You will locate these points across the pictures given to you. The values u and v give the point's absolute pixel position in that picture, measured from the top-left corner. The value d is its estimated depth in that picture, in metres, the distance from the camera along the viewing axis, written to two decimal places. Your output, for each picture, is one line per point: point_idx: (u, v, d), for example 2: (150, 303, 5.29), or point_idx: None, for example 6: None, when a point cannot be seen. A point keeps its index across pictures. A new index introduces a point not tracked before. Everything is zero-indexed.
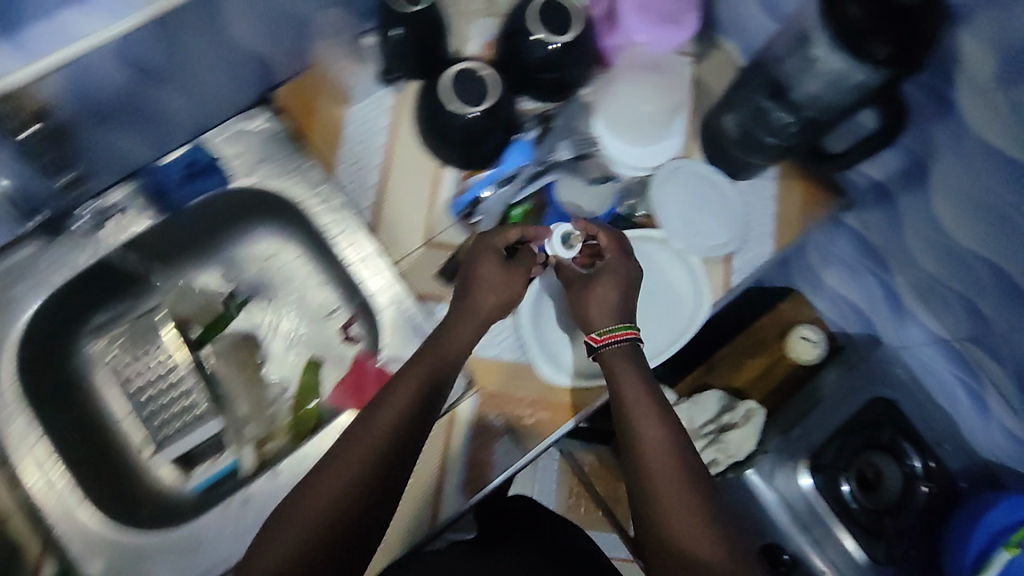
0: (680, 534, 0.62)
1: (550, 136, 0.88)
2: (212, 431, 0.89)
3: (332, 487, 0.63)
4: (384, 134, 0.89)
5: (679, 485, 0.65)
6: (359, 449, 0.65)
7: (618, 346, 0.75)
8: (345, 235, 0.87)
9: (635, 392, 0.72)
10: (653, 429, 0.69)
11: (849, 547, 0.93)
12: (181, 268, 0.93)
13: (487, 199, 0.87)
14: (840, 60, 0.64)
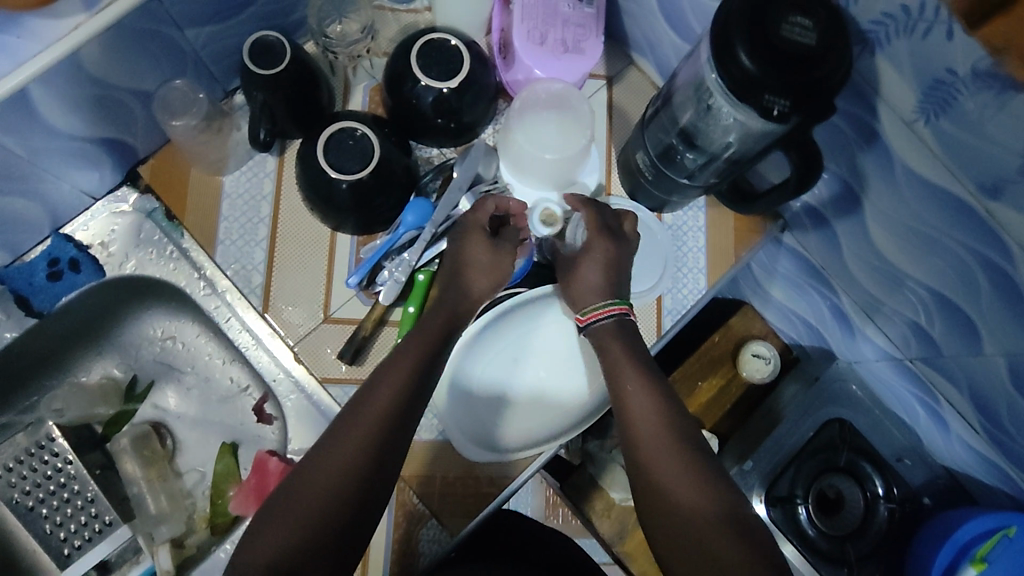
0: (695, 529, 0.54)
1: (453, 188, 0.76)
2: (123, 538, 0.75)
3: (317, 484, 0.53)
4: (269, 202, 0.75)
5: (692, 477, 0.57)
6: (319, 476, 0.54)
7: (608, 321, 0.67)
8: (236, 320, 0.76)
9: (634, 372, 0.63)
10: (653, 401, 0.61)
11: (792, 555, 0.95)
12: (69, 364, 0.82)
13: (387, 269, 0.73)
14: (744, 113, 0.57)
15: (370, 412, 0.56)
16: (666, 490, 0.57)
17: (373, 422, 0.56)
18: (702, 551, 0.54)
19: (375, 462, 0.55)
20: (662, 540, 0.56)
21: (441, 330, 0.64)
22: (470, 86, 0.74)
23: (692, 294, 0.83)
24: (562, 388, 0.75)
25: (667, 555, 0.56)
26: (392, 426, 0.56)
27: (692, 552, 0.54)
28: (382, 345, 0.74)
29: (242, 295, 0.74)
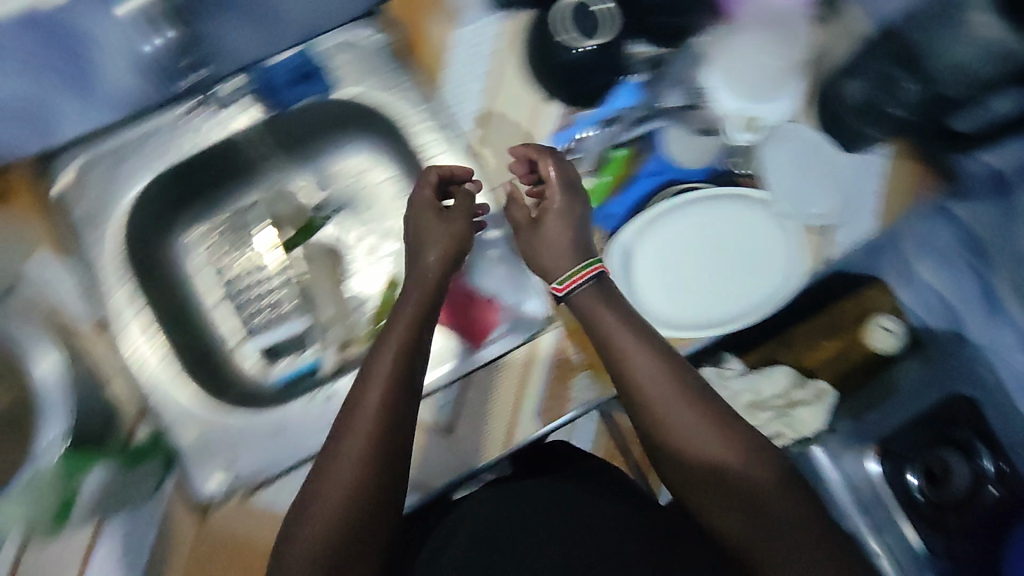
0: (716, 459, 0.62)
1: (660, 79, 0.80)
2: (297, 329, 0.85)
3: (340, 476, 0.59)
4: (491, 61, 0.78)
5: (701, 419, 0.63)
6: (326, 498, 0.59)
7: (586, 286, 0.70)
8: (439, 158, 0.83)
9: (622, 331, 0.67)
10: (661, 380, 0.65)
11: (909, 536, 1.00)
12: (274, 173, 0.88)
13: (590, 138, 0.80)
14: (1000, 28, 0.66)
15: (364, 413, 0.62)
16: (678, 442, 0.64)
17: (372, 410, 0.62)
18: (717, 476, 0.62)
19: (387, 428, 0.61)
20: (680, 481, 0.64)
21: (434, 298, 0.70)
22: None
23: (859, 237, 0.81)
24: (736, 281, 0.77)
25: (688, 493, 0.64)
26: (394, 408, 0.62)
27: (713, 489, 0.62)
28: None
29: (449, 137, 0.82)
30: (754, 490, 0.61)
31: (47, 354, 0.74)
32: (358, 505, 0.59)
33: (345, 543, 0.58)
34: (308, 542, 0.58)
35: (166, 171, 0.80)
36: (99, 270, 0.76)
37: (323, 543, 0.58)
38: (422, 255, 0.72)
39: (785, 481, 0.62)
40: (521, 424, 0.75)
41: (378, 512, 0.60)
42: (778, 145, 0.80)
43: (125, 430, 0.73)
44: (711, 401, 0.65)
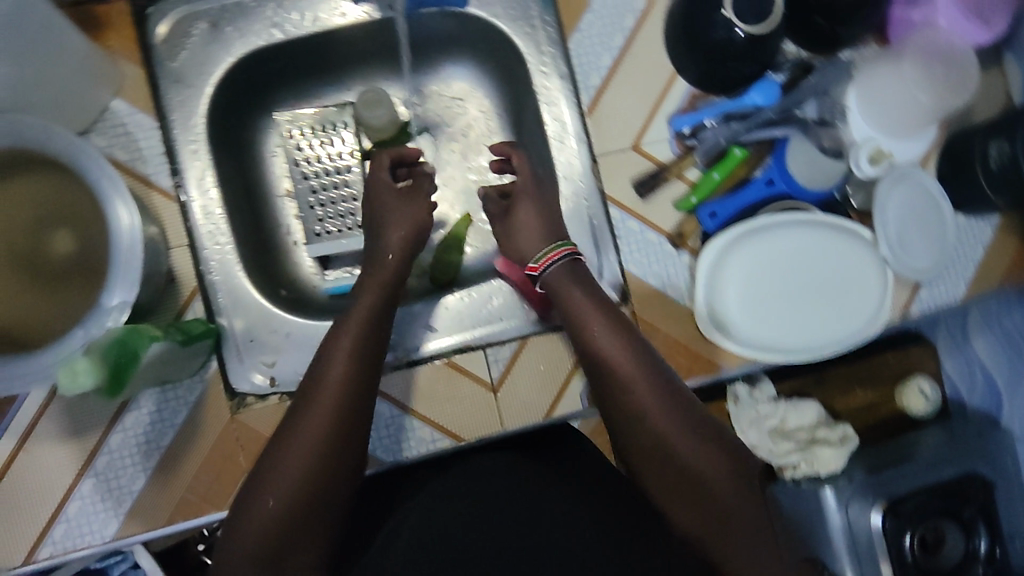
0: (673, 450, 0.57)
1: (804, 88, 0.75)
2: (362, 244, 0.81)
3: (294, 457, 0.55)
4: (635, 18, 0.76)
5: (661, 399, 0.58)
6: (285, 464, 0.55)
7: (560, 266, 0.66)
8: (557, 108, 0.77)
9: (595, 317, 0.62)
10: (617, 345, 0.61)
11: None
12: (375, 75, 0.84)
13: (711, 129, 0.74)
14: None
15: (325, 393, 0.57)
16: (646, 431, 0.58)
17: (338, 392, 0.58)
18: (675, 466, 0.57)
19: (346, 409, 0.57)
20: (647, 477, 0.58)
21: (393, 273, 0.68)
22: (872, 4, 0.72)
23: (944, 298, 0.79)
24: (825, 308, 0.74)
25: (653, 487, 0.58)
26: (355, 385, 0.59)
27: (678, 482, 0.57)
28: (672, 195, 0.75)
29: (575, 86, 0.76)
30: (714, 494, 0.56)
31: (127, 212, 0.59)
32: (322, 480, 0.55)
33: (299, 522, 0.54)
34: (272, 503, 0.54)
35: (267, 47, 0.74)
36: (176, 135, 0.71)
37: (283, 513, 0.53)
38: (384, 234, 0.70)
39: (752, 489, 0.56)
40: (563, 400, 0.74)
41: (326, 497, 0.55)
42: (899, 185, 0.76)
43: (180, 303, 0.69)
44: (672, 386, 0.59)
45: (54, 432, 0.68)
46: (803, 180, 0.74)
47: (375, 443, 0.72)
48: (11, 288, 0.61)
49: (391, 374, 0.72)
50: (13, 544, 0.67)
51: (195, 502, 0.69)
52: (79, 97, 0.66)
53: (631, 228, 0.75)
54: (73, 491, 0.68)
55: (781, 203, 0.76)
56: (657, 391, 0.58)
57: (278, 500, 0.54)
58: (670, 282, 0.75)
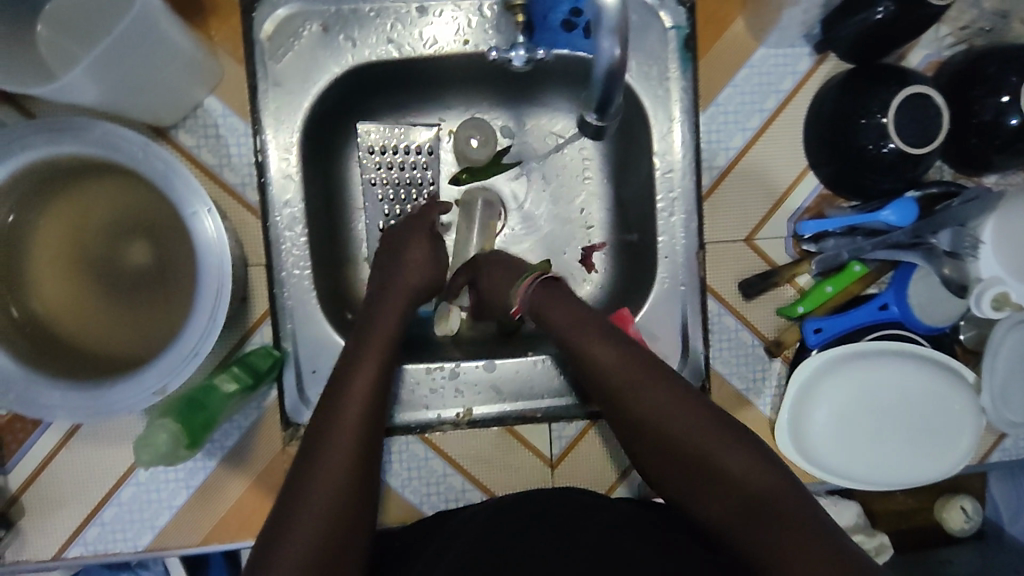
0: (689, 446, 0.55)
1: (943, 215, 0.69)
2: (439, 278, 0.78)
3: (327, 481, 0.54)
4: (777, 100, 0.70)
5: (677, 399, 0.57)
6: (315, 489, 0.53)
7: (537, 289, 0.67)
8: (673, 181, 0.71)
9: (574, 329, 0.62)
10: (605, 352, 0.60)
11: None
12: (479, 99, 0.77)
13: (834, 239, 0.70)
14: None
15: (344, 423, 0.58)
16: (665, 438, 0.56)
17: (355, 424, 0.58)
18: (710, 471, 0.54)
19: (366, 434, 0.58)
20: (684, 491, 0.56)
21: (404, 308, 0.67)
22: None
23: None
24: (886, 446, 0.71)
25: (692, 499, 0.55)
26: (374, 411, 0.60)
27: (715, 486, 0.54)
28: (778, 298, 0.71)
29: (698, 162, 0.70)
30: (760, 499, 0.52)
31: (213, 225, 0.54)
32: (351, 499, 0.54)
33: (333, 549, 0.52)
34: (314, 518, 0.52)
35: (376, 62, 0.68)
36: (266, 145, 0.65)
37: (324, 526, 0.52)
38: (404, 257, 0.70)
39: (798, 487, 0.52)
40: (621, 487, 0.71)
41: (359, 516, 0.55)
42: (1014, 332, 0.71)
43: (248, 324, 0.67)
44: (686, 388, 0.58)
45: (99, 435, 0.65)
46: (917, 309, 0.70)
47: (423, 497, 0.70)
48: (87, 292, 0.58)
49: (451, 431, 0.70)
50: (43, 539, 0.66)
51: (232, 526, 0.67)
52: (173, 95, 0.60)
53: (726, 324, 0.71)
54: (111, 496, 0.66)
55: (889, 330, 0.71)
56: (657, 391, 0.58)
57: (309, 526, 0.52)
58: (755, 386, 0.71)
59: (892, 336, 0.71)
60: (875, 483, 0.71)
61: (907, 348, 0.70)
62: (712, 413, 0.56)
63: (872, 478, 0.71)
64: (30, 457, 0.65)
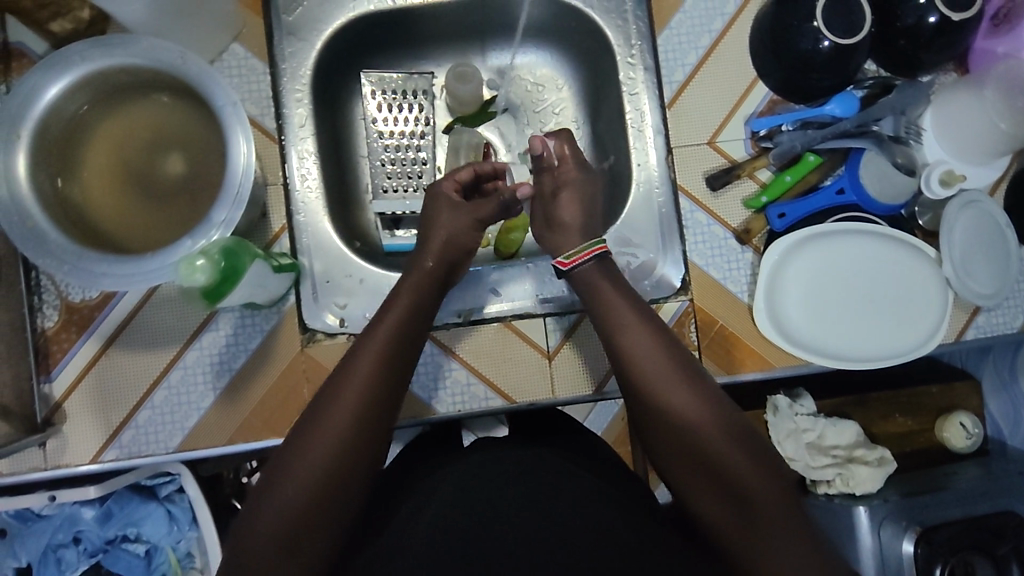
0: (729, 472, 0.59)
1: (882, 104, 0.77)
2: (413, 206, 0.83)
3: (302, 471, 0.56)
4: (724, 22, 0.79)
5: (702, 405, 0.62)
6: (304, 461, 0.57)
7: (588, 264, 0.70)
8: (638, 99, 0.80)
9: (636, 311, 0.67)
10: (658, 350, 0.64)
11: None
12: (465, 53, 0.88)
13: (788, 133, 0.77)
14: None
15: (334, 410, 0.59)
16: (701, 450, 0.60)
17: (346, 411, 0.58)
18: (715, 464, 0.60)
19: (366, 397, 0.59)
20: (688, 480, 0.61)
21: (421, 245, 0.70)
22: (957, 31, 0.74)
23: (1001, 327, 0.80)
24: (856, 331, 0.77)
25: (699, 495, 0.61)
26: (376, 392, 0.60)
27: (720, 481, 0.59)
28: (743, 192, 0.78)
29: (659, 79, 0.79)
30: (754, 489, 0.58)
31: (245, 142, 0.62)
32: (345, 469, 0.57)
33: (302, 530, 0.55)
34: (284, 498, 0.56)
35: (373, 13, 0.79)
36: (283, 83, 0.76)
37: (292, 508, 0.55)
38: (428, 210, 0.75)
39: (789, 489, 0.59)
40: (615, 377, 0.77)
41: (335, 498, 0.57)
42: (966, 210, 0.77)
43: (268, 237, 0.75)
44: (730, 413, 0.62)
45: (135, 343, 0.72)
46: (869, 191, 0.77)
47: (430, 393, 0.75)
48: (129, 198, 0.66)
49: (453, 330, 0.76)
50: (83, 444, 0.71)
51: (255, 426, 0.72)
52: (204, 37, 0.71)
53: (699, 220, 0.78)
54: (144, 400, 0.71)
55: (848, 212, 0.79)
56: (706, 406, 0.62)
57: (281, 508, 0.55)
58: (731, 275, 0.78)
59: (849, 219, 0.79)
60: (840, 358, 0.75)
61: (879, 230, 0.77)
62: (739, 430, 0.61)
63: (842, 350, 0.76)
64: (73, 365, 0.71)
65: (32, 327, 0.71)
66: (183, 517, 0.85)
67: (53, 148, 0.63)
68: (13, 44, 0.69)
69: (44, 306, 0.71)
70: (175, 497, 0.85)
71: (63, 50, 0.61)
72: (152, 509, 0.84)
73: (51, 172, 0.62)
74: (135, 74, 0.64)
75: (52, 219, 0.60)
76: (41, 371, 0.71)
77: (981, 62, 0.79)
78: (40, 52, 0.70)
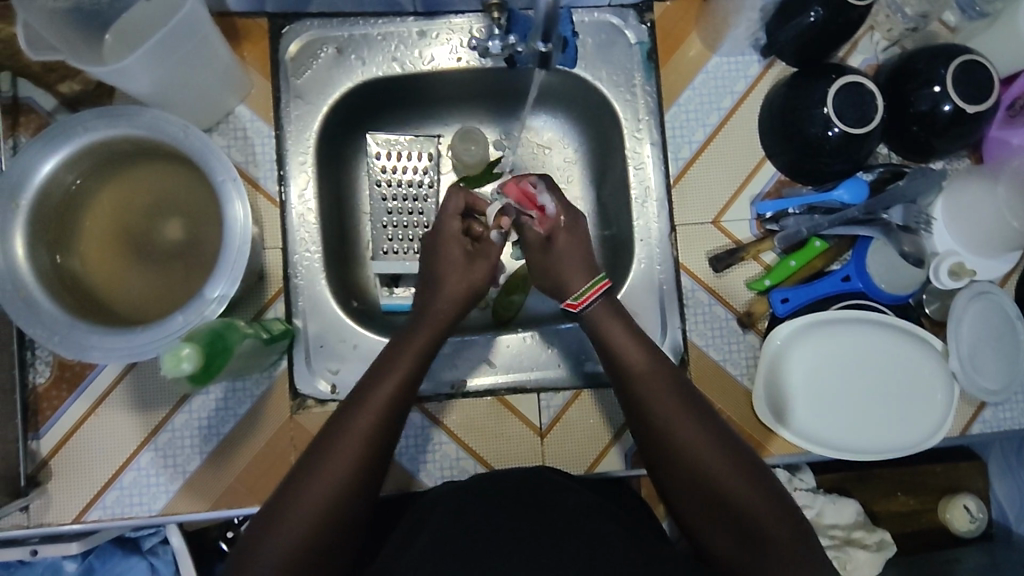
0: (724, 495, 0.59)
1: (892, 192, 0.76)
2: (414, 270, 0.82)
3: (316, 485, 0.57)
4: (734, 99, 0.78)
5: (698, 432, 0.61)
6: (305, 497, 0.56)
7: (597, 305, 0.68)
8: (644, 173, 0.79)
9: (631, 346, 0.66)
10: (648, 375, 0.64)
11: None
12: (473, 114, 0.88)
13: (793, 217, 0.76)
14: None
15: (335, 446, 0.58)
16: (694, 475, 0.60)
17: (342, 450, 0.58)
18: (709, 488, 0.59)
19: (385, 414, 0.61)
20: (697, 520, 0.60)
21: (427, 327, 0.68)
22: (972, 122, 0.73)
23: (1008, 423, 0.78)
24: (861, 418, 0.75)
25: (696, 520, 0.60)
26: (378, 438, 0.60)
27: (720, 514, 0.59)
28: (746, 274, 0.77)
29: (665, 155, 0.79)
30: (772, 545, 0.56)
31: (242, 213, 0.61)
32: (335, 513, 0.57)
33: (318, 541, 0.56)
34: (299, 517, 0.55)
35: (380, 78, 0.79)
36: (287, 146, 0.76)
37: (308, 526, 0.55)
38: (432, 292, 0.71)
39: (793, 517, 0.58)
40: (609, 455, 0.75)
41: (345, 511, 0.57)
42: (973, 303, 0.76)
43: (263, 301, 0.74)
44: (742, 454, 0.61)
45: (126, 402, 0.71)
46: (874, 277, 0.76)
47: (402, 451, 0.74)
48: (126, 263, 0.66)
49: (445, 402, 0.75)
50: (68, 502, 0.70)
51: (240, 492, 0.71)
52: (211, 102, 0.71)
53: (700, 299, 0.77)
54: (132, 461, 0.71)
55: (853, 300, 0.77)
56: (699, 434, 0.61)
57: (296, 522, 0.55)
58: (731, 356, 0.76)
59: (852, 307, 0.77)
60: (835, 448, 0.74)
61: (887, 318, 0.76)
62: (744, 465, 0.60)
63: (840, 438, 0.75)
64: (63, 423, 0.71)
65: (23, 384, 0.71)
66: (166, 570, 0.83)
67: (52, 216, 0.63)
68: (21, 99, 0.70)
69: (37, 362, 0.71)
70: (159, 550, 0.84)
71: (69, 120, 0.61)
72: (135, 562, 0.83)
73: (48, 239, 0.62)
74: (138, 142, 0.64)
75: (47, 288, 0.60)
76: (29, 428, 0.70)
77: (995, 151, 0.77)
78: (48, 109, 0.70)
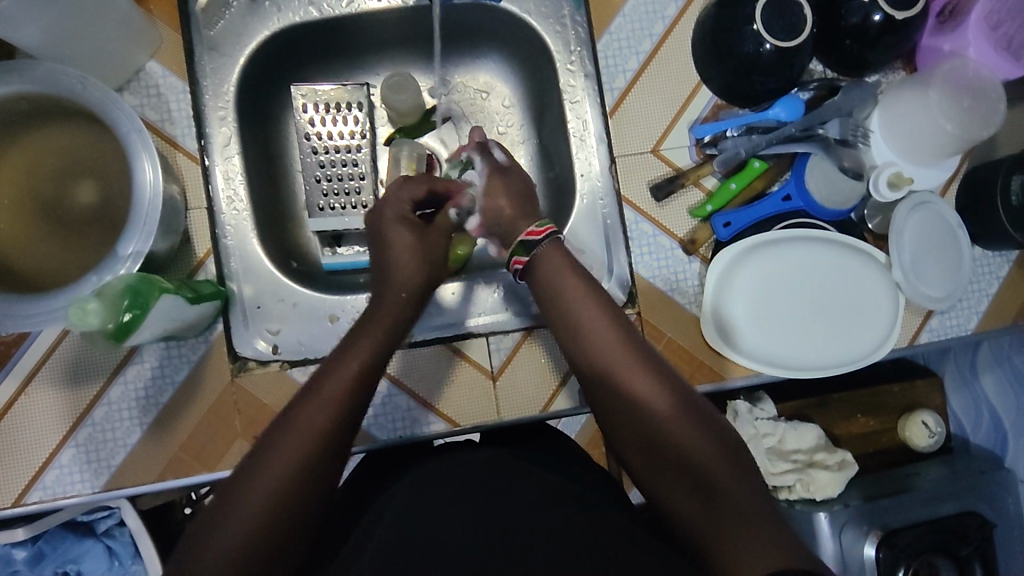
0: (681, 450, 0.56)
1: (827, 106, 0.75)
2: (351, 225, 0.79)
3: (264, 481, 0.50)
4: (665, 24, 0.77)
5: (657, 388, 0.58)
6: (249, 494, 0.50)
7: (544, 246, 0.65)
8: (580, 107, 0.78)
9: (589, 301, 0.62)
10: (604, 330, 0.61)
11: None
12: (403, 61, 0.85)
13: (731, 139, 0.75)
14: None
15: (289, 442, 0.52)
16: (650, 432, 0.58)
17: (296, 444, 0.52)
18: (665, 446, 0.57)
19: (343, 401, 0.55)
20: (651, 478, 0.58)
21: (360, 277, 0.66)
22: (901, 29, 0.72)
23: (954, 330, 0.78)
24: (809, 345, 0.75)
25: (652, 477, 0.58)
26: (338, 428, 0.54)
27: (676, 470, 0.56)
28: (688, 201, 0.76)
29: (600, 86, 0.77)
30: (727, 495, 0.54)
31: (151, 168, 0.58)
32: (285, 507, 0.50)
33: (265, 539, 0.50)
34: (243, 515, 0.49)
35: (299, 25, 0.76)
36: (205, 100, 0.73)
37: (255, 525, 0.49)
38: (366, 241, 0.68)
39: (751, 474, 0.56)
40: (563, 394, 0.75)
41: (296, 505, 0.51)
42: (914, 213, 0.76)
43: (193, 263, 0.71)
44: (701, 410, 0.58)
45: (57, 379, 0.68)
46: (814, 194, 0.76)
47: (370, 419, 0.73)
48: (37, 230, 0.63)
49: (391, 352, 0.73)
50: (5, 486, 0.67)
51: (186, 461, 0.69)
52: (118, 57, 0.67)
53: (644, 231, 0.75)
54: (69, 438, 0.68)
55: (795, 219, 0.77)
56: (656, 388, 0.58)
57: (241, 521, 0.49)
58: (678, 286, 0.75)
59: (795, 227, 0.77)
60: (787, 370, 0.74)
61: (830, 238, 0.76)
62: (704, 419, 0.57)
63: (790, 363, 0.75)
64: None
65: None
66: (124, 551, 0.81)
67: None
68: None
69: None
70: (115, 532, 0.81)
71: None
72: (90, 545, 0.81)
73: None
74: (36, 100, 0.61)
75: None
76: None
77: (928, 60, 0.77)
78: None
